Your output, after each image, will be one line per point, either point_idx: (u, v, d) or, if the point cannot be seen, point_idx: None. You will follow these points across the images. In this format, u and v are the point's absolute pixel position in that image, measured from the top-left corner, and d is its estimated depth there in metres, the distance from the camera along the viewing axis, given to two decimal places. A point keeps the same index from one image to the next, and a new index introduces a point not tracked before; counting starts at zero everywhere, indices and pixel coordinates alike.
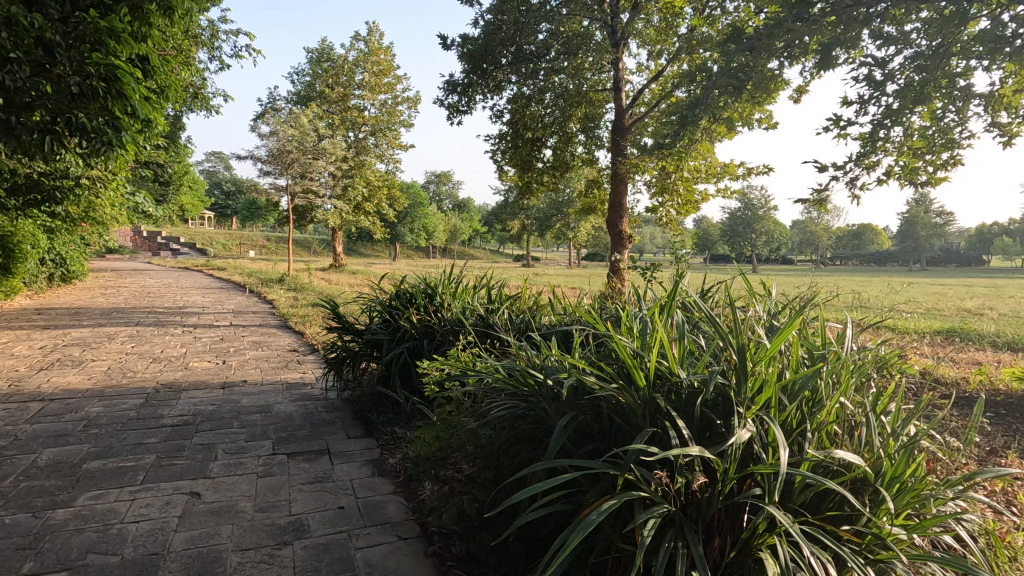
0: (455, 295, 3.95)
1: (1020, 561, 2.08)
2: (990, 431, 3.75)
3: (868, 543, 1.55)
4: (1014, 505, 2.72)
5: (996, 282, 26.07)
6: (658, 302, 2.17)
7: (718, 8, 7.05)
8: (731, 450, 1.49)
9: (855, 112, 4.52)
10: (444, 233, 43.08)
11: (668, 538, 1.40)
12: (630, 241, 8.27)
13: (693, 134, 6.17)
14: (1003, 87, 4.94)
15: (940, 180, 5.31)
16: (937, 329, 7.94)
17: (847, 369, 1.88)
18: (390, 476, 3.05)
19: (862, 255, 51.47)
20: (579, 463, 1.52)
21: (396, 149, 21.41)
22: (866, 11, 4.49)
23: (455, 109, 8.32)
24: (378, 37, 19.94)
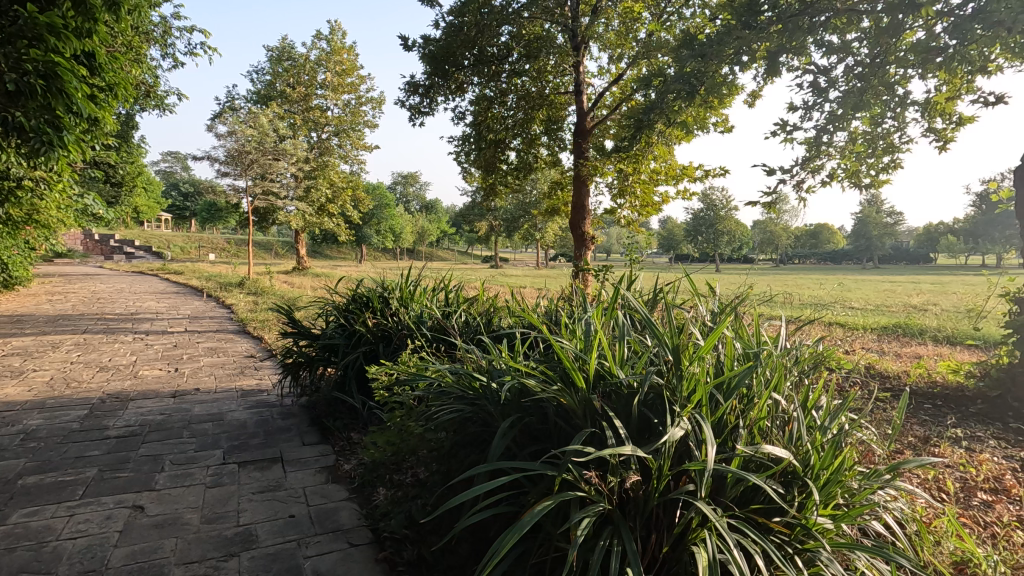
0: (411, 298, 3.94)
1: (942, 545, 2.22)
2: (924, 422, 3.98)
3: (795, 533, 1.62)
4: (942, 492, 2.89)
5: (942, 278, 27.46)
6: (603, 304, 2.22)
7: (675, 14, 7.22)
8: (664, 447, 1.54)
9: (801, 117, 4.69)
10: (412, 234, 42.74)
11: (604, 536, 1.44)
12: (593, 241, 8.38)
13: (649, 137, 6.31)
14: (938, 94, 5.19)
15: (882, 182, 5.56)
16: (884, 325, 8.30)
17: (779, 366, 1.96)
18: (344, 483, 3.02)
19: (818, 254, 53.45)
20: (519, 465, 1.55)
21: (360, 149, 21.11)
22: (810, 20, 4.67)
23: (417, 111, 8.27)
24: (341, 36, 19.66)
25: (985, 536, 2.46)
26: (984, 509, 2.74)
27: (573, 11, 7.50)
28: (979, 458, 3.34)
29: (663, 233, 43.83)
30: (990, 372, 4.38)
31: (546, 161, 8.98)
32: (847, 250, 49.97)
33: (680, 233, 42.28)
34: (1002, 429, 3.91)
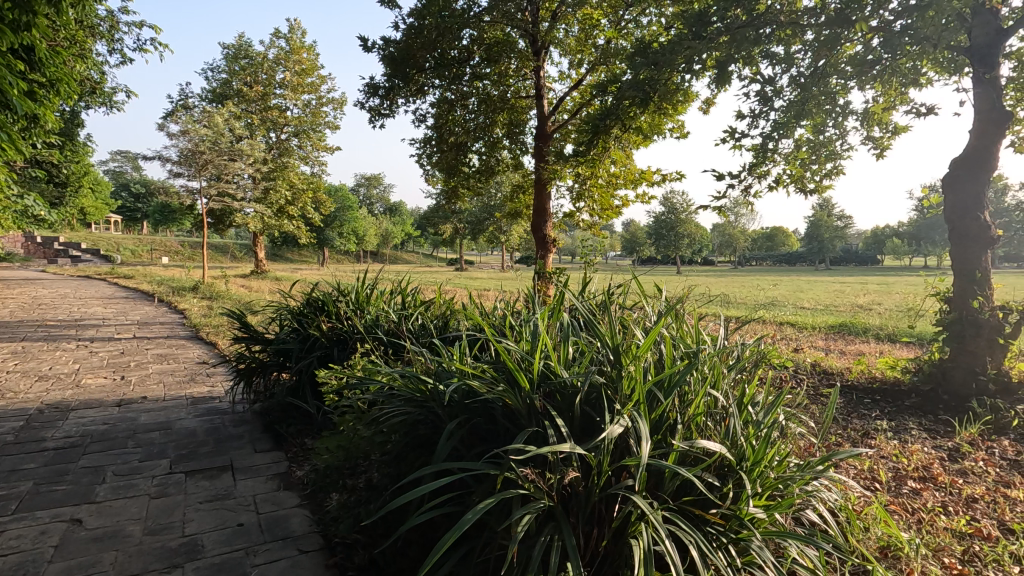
0: (367, 301, 3.91)
1: (870, 531, 2.36)
2: (862, 415, 4.19)
3: (730, 524, 1.70)
4: (875, 482, 3.06)
5: (887, 279, 29.06)
6: (549, 307, 2.27)
7: (632, 22, 7.37)
8: (603, 444, 1.59)
9: (748, 125, 4.86)
10: (376, 236, 42.22)
11: (545, 533, 1.48)
12: (554, 244, 8.46)
13: (606, 142, 6.41)
14: (875, 105, 5.47)
15: (825, 187, 5.82)
16: (831, 324, 8.66)
17: (716, 363, 2.04)
18: (296, 489, 2.97)
19: (774, 256, 55.34)
20: (463, 465, 1.58)
21: (321, 150, 20.71)
22: (756, 32, 4.86)
23: (377, 112, 8.19)
24: (300, 35, 19.26)
25: (911, 521, 2.61)
26: (912, 496, 2.91)
27: (533, 16, 7.57)
28: (911, 448, 3.54)
29: (626, 237, 44.51)
30: (923, 367, 4.66)
31: (508, 165, 9.00)
32: (802, 252, 51.88)
33: (643, 236, 43.07)
34: (932, 421, 4.15)
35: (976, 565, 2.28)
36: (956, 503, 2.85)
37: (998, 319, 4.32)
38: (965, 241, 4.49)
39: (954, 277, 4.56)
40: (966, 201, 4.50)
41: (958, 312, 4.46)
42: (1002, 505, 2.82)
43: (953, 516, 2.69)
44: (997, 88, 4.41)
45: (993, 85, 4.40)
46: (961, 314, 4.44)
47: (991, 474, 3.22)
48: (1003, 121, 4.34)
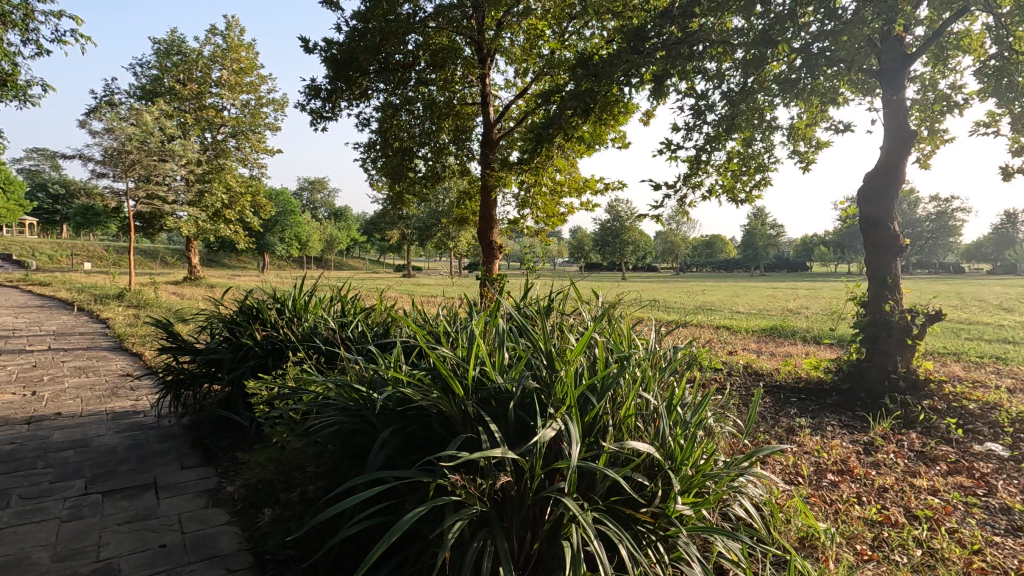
0: (304, 308, 3.80)
1: (791, 522, 2.50)
2: (787, 413, 4.44)
3: (659, 522, 1.75)
4: (798, 476, 3.24)
5: (816, 284, 30.80)
6: (486, 313, 2.29)
7: (576, 34, 7.53)
8: (535, 448, 1.61)
9: (683, 138, 5.07)
10: (319, 242, 41.10)
11: (478, 539, 1.48)
12: (500, 251, 8.49)
13: (549, 150, 6.51)
14: (799, 121, 5.83)
15: (755, 198, 6.14)
16: (764, 327, 9.11)
17: (647, 366, 2.11)
18: (226, 506, 2.84)
19: (714, 262, 57.71)
20: (395, 474, 1.56)
21: (260, 153, 19.97)
22: (690, 49, 5.07)
23: (319, 115, 7.99)
24: (238, 33, 18.54)
25: (829, 511, 2.79)
26: (831, 488, 3.11)
27: (478, 24, 7.59)
28: (831, 443, 3.78)
29: (573, 244, 45.20)
30: (843, 367, 4.98)
31: (455, 170, 8.96)
32: (738, 258, 54.32)
33: (589, 243, 43.92)
34: (850, 417, 4.44)
35: (884, 550, 2.45)
36: (869, 493, 3.06)
37: (907, 321, 4.68)
38: (879, 249, 4.83)
39: (869, 283, 4.91)
40: (880, 212, 4.84)
41: (873, 315, 4.80)
42: (908, 494, 3.05)
43: (866, 506, 2.89)
44: (903, 109, 4.78)
45: (900, 106, 4.78)
46: (874, 317, 4.78)
47: (900, 465, 3.48)
48: (910, 140, 4.70)
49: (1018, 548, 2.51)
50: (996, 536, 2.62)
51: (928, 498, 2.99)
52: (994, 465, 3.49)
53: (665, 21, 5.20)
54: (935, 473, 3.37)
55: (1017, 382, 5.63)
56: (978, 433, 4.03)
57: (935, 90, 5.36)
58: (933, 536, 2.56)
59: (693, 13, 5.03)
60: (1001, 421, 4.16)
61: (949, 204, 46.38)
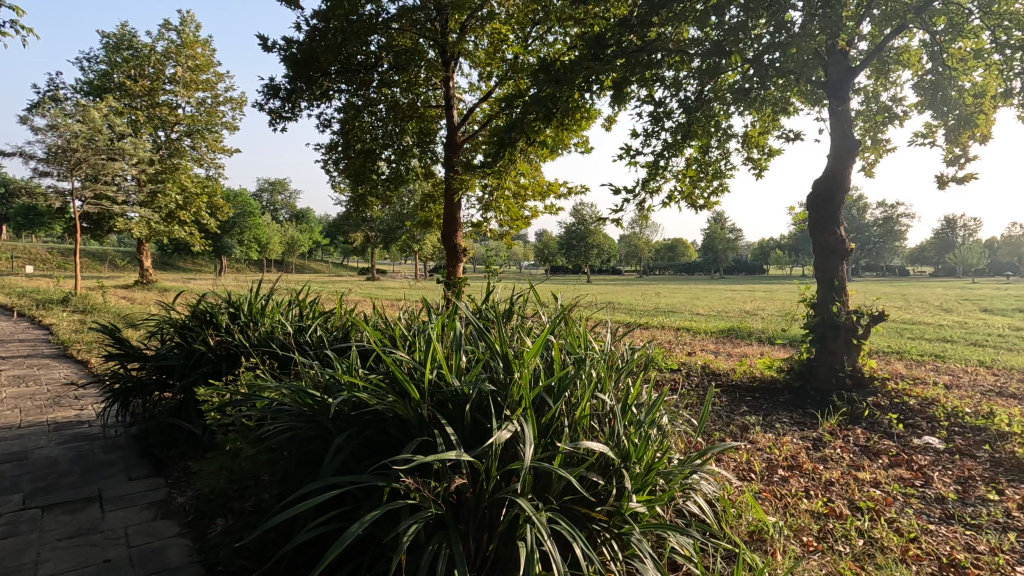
0: (260, 312, 3.70)
1: (743, 517, 2.59)
2: (742, 412, 4.57)
3: (613, 520, 1.79)
4: (750, 472, 3.35)
5: (773, 287, 31.84)
6: (444, 317, 2.30)
7: (539, 39, 7.60)
8: (491, 450, 1.63)
9: (642, 143, 5.19)
10: (280, 245, 40.08)
11: (432, 542, 1.49)
12: (464, 254, 8.47)
13: (512, 154, 6.53)
14: (752, 129, 6.04)
15: (712, 203, 6.32)
16: (722, 329, 9.37)
17: (603, 368, 2.16)
18: (176, 517, 2.75)
19: (676, 265, 59.03)
20: (349, 479, 1.55)
21: (217, 152, 19.35)
22: (649, 57, 5.19)
23: (278, 115, 7.81)
24: (194, 28, 17.95)
25: (778, 505, 2.90)
26: (781, 483, 3.23)
27: (442, 26, 7.57)
28: (783, 440, 3.92)
29: (539, 247, 45.42)
30: (795, 366, 5.17)
31: (419, 173, 8.89)
32: (699, 261, 55.70)
33: (555, 246, 44.25)
34: (801, 414, 4.61)
35: (828, 541, 2.56)
36: (816, 487, 3.19)
37: (853, 322, 4.90)
38: (826, 253, 5.04)
39: (817, 285, 5.12)
40: (827, 218, 5.06)
41: (821, 316, 5.00)
42: (852, 487, 3.19)
43: (813, 499, 3.02)
44: (848, 119, 5.02)
45: (845, 116, 5.01)
46: (823, 318, 4.99)
47: (846, 459, 3.64)
48: (854, 148, 4.94)
49: (950, 535, 2.66)
50: (931, 524, 2.77)
51: (871, 490, 3.14)
52: (932, 458, 3.68)
53: (624, 29, 5.30)
54: (878, 467, 3.54)
55: (953, 378, 5.97)
56: (917, 428, 4.25)
57: (877, 101, 5.64)
58: (873, 527, 2.69)
59: (651, 22, 5.15)
60: (938, 416, 4.40)
61: (895, 210, 48.76)
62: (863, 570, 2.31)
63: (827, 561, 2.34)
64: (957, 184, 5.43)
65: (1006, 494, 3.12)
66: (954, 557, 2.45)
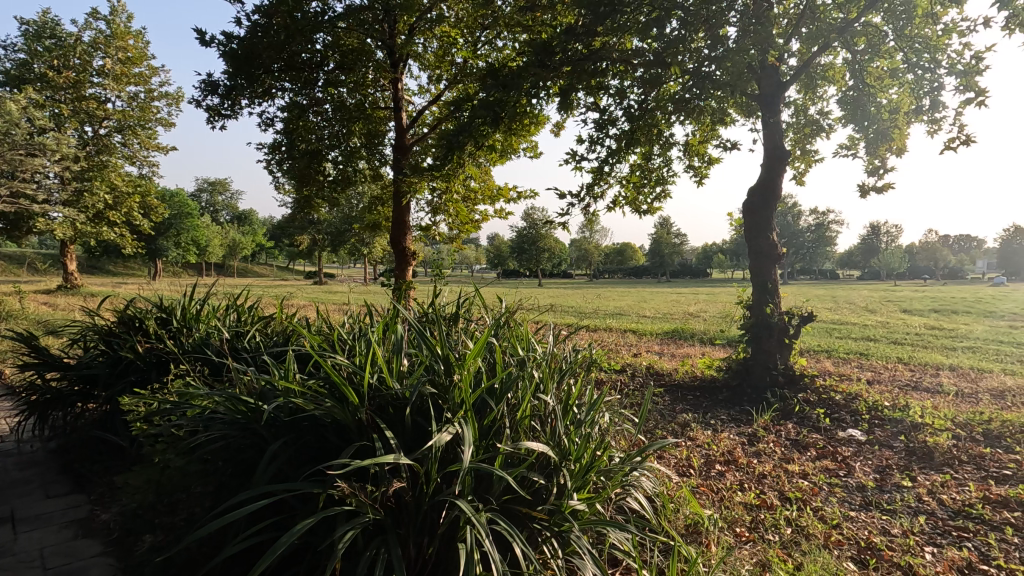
0: (195, 318, 3.54)
1: (681, 511, 2.68)
2: (683, 410, 4.74)
3: (553, 519, 1.81)
4: (689, 468, 3.48)
5: (716, 290, 33.17)
6: (384, 322, 2.27)
7: (488, 44, 7.64)
8: (431, 453, 1.62)
9: (587, 150, 5.31)
10: (220, 248, 38.35)
11: (371, 547, 1.47)
12: (414, 257, 8.38)
13: (461, 158, 6.50)
14: (692, 138, 6.28)
15: (655, 208, 6.52)
16: (666, 330, 9.68)
17: (544, 369, 2.19)
18: (99, 536, 2.58)
19: (624, 269, 60.51)
20: (283, 487, 1.51)
21: (151, 150, 18.34)
22: (594, 66, 5.32)
23: (217, 112, 7.48)
24: (125, 19, 16.96)
25: (714, 498, 3.02)
26: (717, 478, 3.36)
27: (390, 27, 7.48)
28: (721, 437, 4.09)
29: (491, 251, 45.43)
30: (732, 365, 5.41)
31: (366, 175, 8.73)
32: (646, 265, 57.24)
33: (507, 250, 44.36)
34: (737, 411, 4.82)
35: (760, 531, 2.69)
36: (749, 480, 3.34)
37: (784, 322, 5.18)
38: (760, 257, 5.31)
39: (752, 288, 5.37)
40: (761, 224, 5.32)
41: (756, 317, 5.26)
42: (783, 479, 3.36)
43: (746, 491, 3.16)
44: (779, 130, 5.30)
45: (776, 128, 5.29)
46: (757, 319, 5.24)
47: (777, 453, 3.83)
48: (784, 158, 5.22)
49: (868, 520, 2.85)
50: (851, 511, 2.96)
51: (799, 481, 3.33)
52: (854, 449, 3.93)
53: (570, 37, 5.38)
54: (806, 459, 3.75)
55: (875, 374, 6.40)
56: (842, 421, 4.53)
57: (806, 114, 5.99)
58: (801, 515, 2.85)
59: (596, 31, 5.27)
60: (860, 409, 4.69)
61: (826, 217, 51.82)
62: (790, 557, 2.44)
63: (757, 550, 2.46)
64: (877, 193, 5.83)
65: (918, 480, 3.37)
66: (871, 540, 2.62)
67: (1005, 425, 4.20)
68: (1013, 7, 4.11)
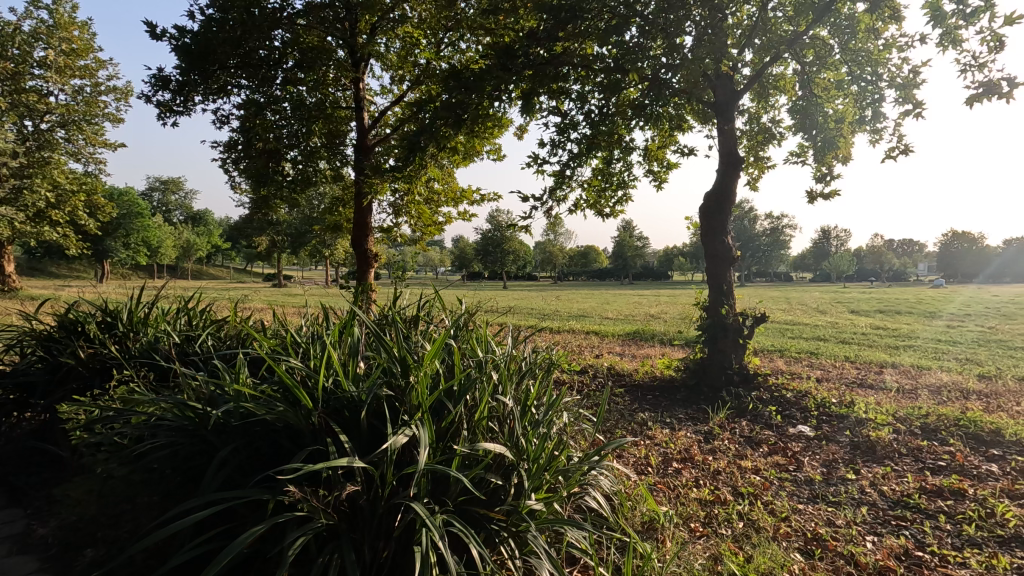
0: (143, 321, 3.40)
1: (638, 509, 2.73)
2: (642, 410, 4.83)
3: (511, 519, 1.82)
4: (647, 466, 3.55)
5: (676, 293, 33.91)
6: (340, 325, 2.24)
7: (451, 46, 7.61)
8: (386, 456, 1.61)
9: (549, 153, 5.36)
10: (172, 249, 36.85)
11: (324, 553, 1.46)
12: (376, 259, 8.26)
13: (423, 159, 6.45)
14: (651, 143, 6.42)
15: (617, 211, 6.63)
16: (627, 331, 9.84)
17: (503, 371, 2.20)
18: (36, 552, 2.41)
19: (589, 272, 61.23)
20: (233, 494, 1.48)
21: (98, 146, 17.49)
22: (555, 70, 5.36)
23: (169, 109, 7.20)
24: (69, 8, 16.12)
25: (670, 496, 3.09)
26: (674, 475, 3.44)
27: (351, 26, 7.38)
28: (679, 435, 4.18)
29: (456, 253, 45.18)
30: (690, 365, 5.54)
31: (327, 175, 8.55)
32: (609, 268, 58.06)
33: (471, 253, 44.11)
34: (695, 410, 4.94)
35: (714, 526, 2.77)
36: (705, 477, 3.43)
37: (739, 323, 5.35)
38: (716, 260, 5.47)
39: (708, 290, 5.52)
40: (716, 228, 5.49)
41: (713, 318, 5.41)
42: (736, 474, 3.47)
43: (701, 488, 3.24)
44: (733, 137, 5.47)
45: (730, 135, 5.47)
46: (713, 319, 5.40)
47: (732, 450, 3.94)
48: (738, 164, 5.40)
49: (815, 513, 2.97)
50: (800, 504, 3.07)
51: (751, 476, 3.44)
52: (803, 444, 4.08)
53: (532, 41, 5.41)
54: (759, 455, 3.87)
55: (824, 372, 6.67)
56: (792, 418, 4.70)
57: (759, 122, 6.20)
58: (751, 509, 2.95)
59: (557, 37, 5.33)
60: (810, 406, 4.88)
61: (780, 222, 53.71)
62: (741, 550, 2.52)
63: (710, 545, 2.53)
64: (824, 200, 6.09)
65: (862, 473, 3.54)
66: (817, 532, 2.73)
67: (941, 419, 4.45)
68: (946, 25, 4.36)
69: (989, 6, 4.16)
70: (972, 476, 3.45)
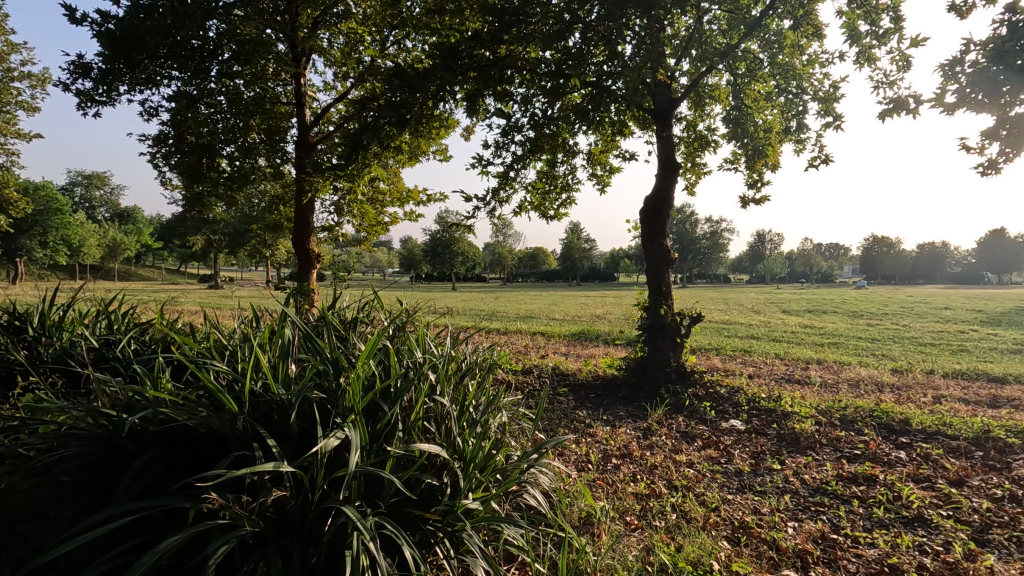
0: (56, 325, 3.16)
1: (576, 504, 2.78)
2: (585, 408, 4.92)
3: (446, 519, 1.83)
4: (588, 463, 3.63)
5: (621, 294, 34.68)
6: (271, 326, 2.17)
7: (396, 45, 7.52)
8: (317, 460, 1.58)
9: (493, 155, 5.38)
10: (96, 249, 34.42)
11: (249, 561, 1.41)
12: (317, 259, 8.03)
13: (368, 158, 6.32)
14: (594, 147, 6.56)
15: (561, 213, 6.74)
16: (572, 332, 10.00)
17: (440, 371, 2.20)
18: None
19: (537, 273, 61.81)
20: (151, 503, 1.41)
21: (10, 137, 16.10)
22: (500, 72, 5.37)
23: (90, 98, 6.75)
24: None
25: (608, 491, 3.17)
26: (613, 471, 3.53)
27: (291, 19, 7.19)
28: (619, 432, 4.29)
29: (405, 255, 44.47)
30: (631, 364, 5.69)
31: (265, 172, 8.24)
32: (558, 270, 58.76)
33: (419, 254, 43.42)
34: (635, 407, 5.09)
35: (648, 518, 2.86)
36: (642, 471, 3.54)
37: (677, 322, 5.55)
38: (655, 262, 5.65)
39: (648, 290, 5.69)
40: (655, 231, 5.67)
41: (652, 317, 5.58)
42: (671, 469, 3.59)
43: (638, 483, 3.33)
44: (672, 143, 5.68)
45: (669, 141, 5.67)
46: (653, 319, 5.58)
47: (668, 445, 4.08)
48: (674, 169, 5.59)
49: (742, 502, 3.12)
50: (730, 495, 3.22)
51: (686, 470, 3.58)
52: (734, 437, 4.29)
53: (477, 43, 5.43)
54: (693, 449, 4.03)
55: (756, 369, 7.01)
56: (725, 413, 4.93)
57: (695, 130, 6.46)
58: (684, 501, 3.07)
59: (502, 39, 5.31)
60: (741, 401, 5.12)
61: (719, 226, 56.03)
62: (672, 540, 2.62)
63: (644, 537, 2.62)
64: (755, 205, 6.41)
65: (786, 463, 3.75)
66: (743, 520, 2.87)
67: (857, 411, 4.78)
68: (862, 44, 4.69)
69: (898, 29, 4.52)
70: (883, 462, 3.73)
